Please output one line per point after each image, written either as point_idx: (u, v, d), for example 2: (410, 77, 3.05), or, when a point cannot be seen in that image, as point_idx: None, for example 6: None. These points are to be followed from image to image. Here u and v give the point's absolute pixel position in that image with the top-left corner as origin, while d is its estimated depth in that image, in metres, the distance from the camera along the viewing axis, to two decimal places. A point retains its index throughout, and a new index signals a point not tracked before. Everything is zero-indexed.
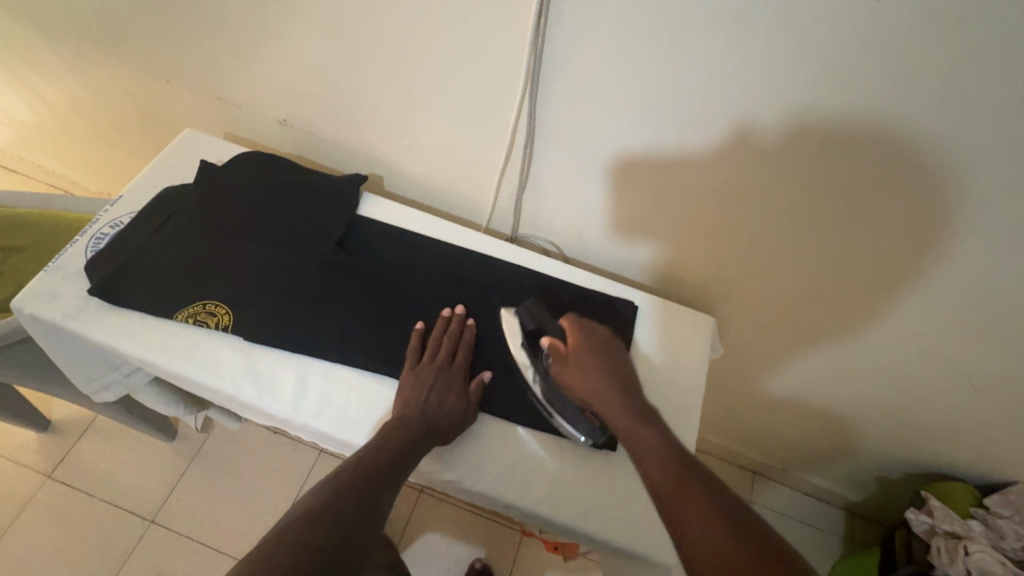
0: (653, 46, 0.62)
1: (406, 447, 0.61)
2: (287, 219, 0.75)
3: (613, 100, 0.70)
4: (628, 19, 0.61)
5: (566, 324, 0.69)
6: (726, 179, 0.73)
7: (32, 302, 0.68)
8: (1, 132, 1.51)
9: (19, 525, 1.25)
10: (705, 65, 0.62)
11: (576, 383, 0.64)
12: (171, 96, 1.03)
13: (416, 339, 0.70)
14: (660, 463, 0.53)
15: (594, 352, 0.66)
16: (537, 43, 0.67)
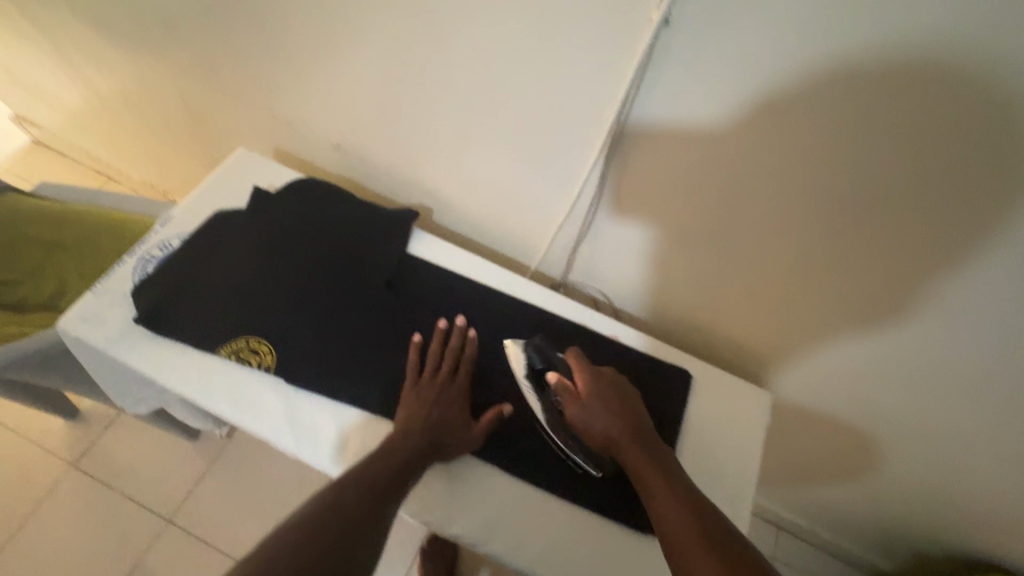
0: (745, 122, 0.58)
1: (411, 460, 0.60)
2: (339, 256, 0.73)
3: (689, 171, 0.66)
4: (723, 93, 0.57)
5: (570, 358, 0.66)
6: (799, 262, 0.68)
7: (77, 324, 0.67)
8: (54, 117, 1.53)
9: (41, 511, 1.27)
10: (800, 150, 0.57)
11: (583, 424, 0.60)
12: (225, 105, 1.01)
13: (414, 353, 0.68)
14: (681, 517, 0.49)
15: (602, 384, 0.63)
16: (625, 105, 0.63)
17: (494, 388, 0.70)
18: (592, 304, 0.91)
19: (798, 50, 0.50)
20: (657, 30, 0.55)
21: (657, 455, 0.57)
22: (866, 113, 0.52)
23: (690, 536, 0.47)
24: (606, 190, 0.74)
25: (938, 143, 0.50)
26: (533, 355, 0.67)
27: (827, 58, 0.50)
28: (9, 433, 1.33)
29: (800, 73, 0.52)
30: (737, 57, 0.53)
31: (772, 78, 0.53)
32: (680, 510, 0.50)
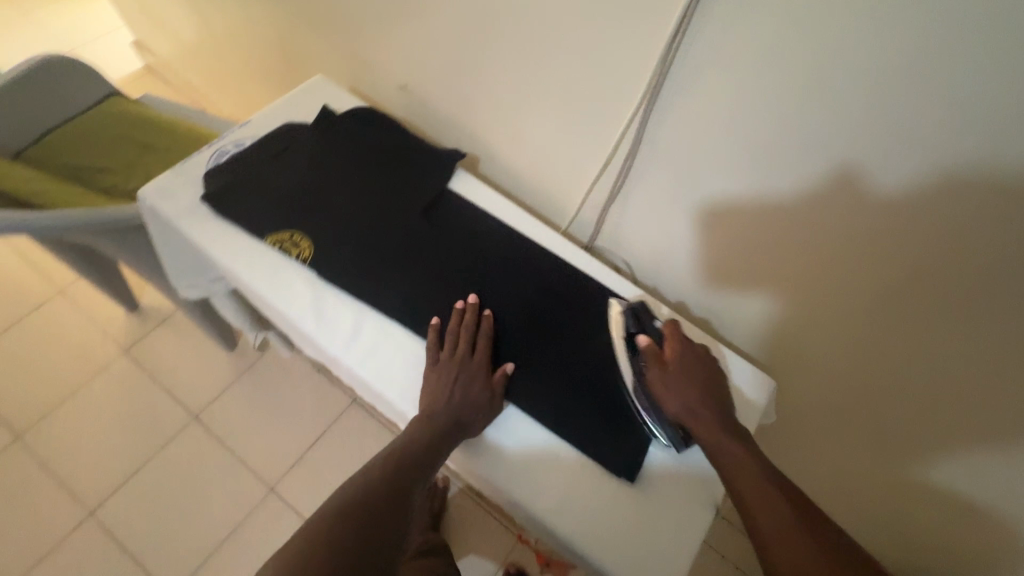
0: (813, 165, 0.64)
1: (434, 440, 0.63)
2: (387, 176, 0.80)
3: (772, 224, 0.72)
4: (801, 147, 0.63)
5: (666, 327, 0.68)
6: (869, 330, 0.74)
7: (156, 195, 0.76)
8: (167, 46, 1.70)
9: (91, 386, 1.40)
10: (869, 207, 0.63)
11: (663, 391, 0.64)
12: (312, 41, 1.11)
13: (433, 336, 0.69)
14: (765, 496, 0.54)
15: (689, 360, 0.66)
16: (665, 57, 0.66)
17: (503, 320, 0.74)
18: (615, 271, 0.94)
19: (874, 107, 0.56)
20: None
21: (733, 425, 0.62)
22: (925, 165, 0.57)
23: (774, 515, 0.53)
24: (640, 152, 0.77)
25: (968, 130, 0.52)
26: (630, 322, 0.70)
27: (896, 111, 0.55)
28: (75, 313, 1.48)
29: (869, 130, 0.58)
30: (816, 104, 0.59)
31: (850, 140, 0.60)
32: (756, 484, 0.56)
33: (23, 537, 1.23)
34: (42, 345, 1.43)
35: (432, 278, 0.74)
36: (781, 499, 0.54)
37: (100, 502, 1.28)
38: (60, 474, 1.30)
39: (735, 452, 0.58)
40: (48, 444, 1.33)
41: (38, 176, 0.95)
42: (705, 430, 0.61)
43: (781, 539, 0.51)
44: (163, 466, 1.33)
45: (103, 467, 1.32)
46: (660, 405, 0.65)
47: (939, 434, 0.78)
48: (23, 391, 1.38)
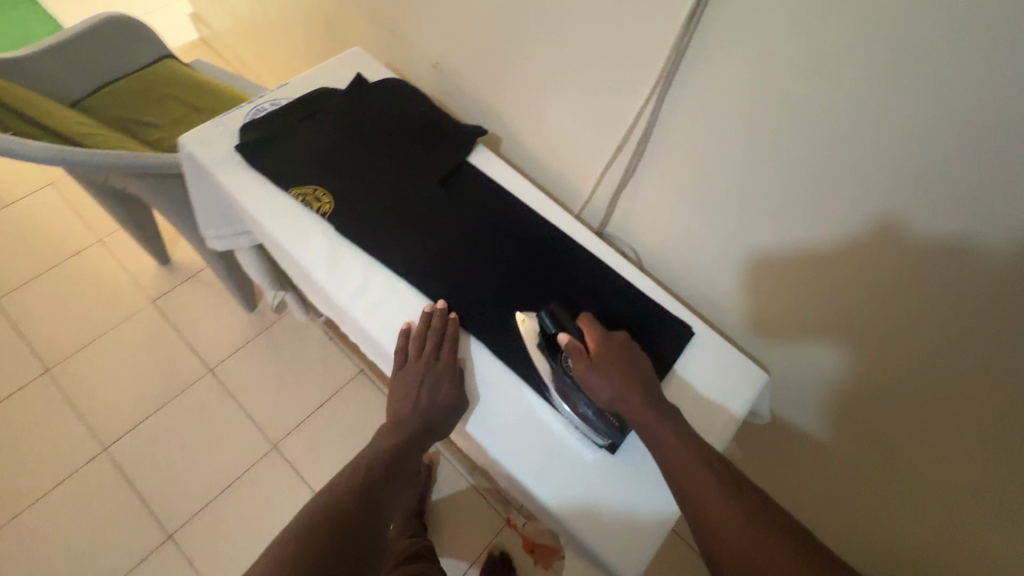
0: (852, 215, 0.67)
1: (403, 446, 0.69)
2: (409, 144, 0.84)
3: (809, 270, 0.76)
4: (840, 197, 0.67)
5: (583, 323, 0.70)
6: (892, 376, 0.77)
7: (194, 144, 0.81)
8: (221, 20, 1.79)
9: (117, 330, 1.47)
10: (900, 259, 0.66)
11: (593, 383, 0.65)
12: (355, 18, 1.16)
13: (402, 341, 0.72)
14: (704, 485, 0.56)
15: (614, 351, 0.67)
16: (683, 36, 0.67)
17: (506, 288, 0.77)
18: (622, 257, 0.97)
19: (912, 161, 0.59)
20: None
21: (665, 411, 0.63)
22: (957, 221, 0.59)
23: (715, 504, 0.54)
24: (653, 139, 0.79)
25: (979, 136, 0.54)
26: (548, 321, 0.71)
27: (932, 163, 0.58)
28: (110, 261, 1.56)
29: (906, 183, 0.61)
30: (855, 150, 0.62)
31: (888, 193, 0.63)
32: (693, 473, 0.57)
33: (41, 463, 1.30)
34: (77, 288, 1.51)
35: (443, 243, 0.78)
36: (708, 477, 0.56)
37: (114, 439, 1.35)
38: (80, 408, 1.37)
39: (666, 437, 0.60)
40: (72, 379, 1.40)
41: (91, 123, 1.02)
42: (637, 417, 0.63)
43: (722, 520, 0.53)
44: (176, 412, 1.40)
45: (121, 407, 1.38)
46: (592, 397, 0.66)
47: (928, 438, 0.78)
48: (55, 327, 1.46)
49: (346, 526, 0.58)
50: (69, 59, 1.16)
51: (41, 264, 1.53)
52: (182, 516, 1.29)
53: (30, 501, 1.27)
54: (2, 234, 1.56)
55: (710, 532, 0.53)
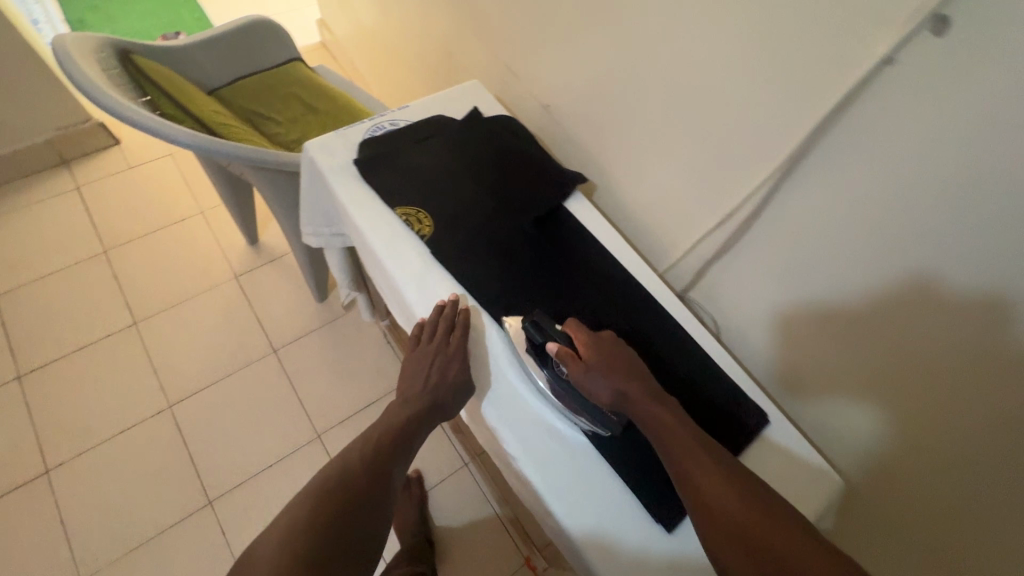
0: (884, 264, 0.64)
1: (413, 421, 0.74)
2: (513, 181, 0.87)
3: (841, 326, 0.72)
4: (878, 245, 0.64)
5: (568, 328, 0.72)
6: (918, 460, 0.69)
7: (317, 149, 0.88)
8: (347, 30, 1.94)
9: (201, 297, 1.58)
10: (930, 316, 0.61)
11: (589, 386, 0.67)
12: (477, 50, 1.22)
13: (416, 329, 0.77)
14: (705, 469, 0.58)
15: (604, 350, 0.70)
16: (812, 134, 0.65)
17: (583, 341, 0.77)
18: (700, 326, 0.93)
19: (959, 209, 0.55)
20: (877, 67, 0.57)
21: (663, 401, 0.65)
22: (996, 280, 0.54)
23: (711, 482, 0.57)
24: (759, 222, 0.77)
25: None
26: (534, 333, 0.72)
27: (981, 213, 0.53)
28: (207, 232, 1.69)
29: (949, 235, 0.57)
30: (902, 192, 0.59)
31: (928, 246, 0.59)
32: (692, 455, 0.59)
33: (111, 407, 1.41)
34: (174, 251, 1.64)
35: (529, 282, 0.80)
36: (706, 462, 0.59)
37: (179, 398, 1.44)
38: (155, 363, 1.47)
39: (664, 423, 0.63)
40: (153, 335, 1.51)
41: (224, 113, 1.12)
42: (636, 409, 0.65)
43: (722, 513, 0.55)
44: (237, 384, 1.47)
45: (190, 370, 1.48)
46: (591, 398, 0.68)
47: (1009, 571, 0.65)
48: (149, 285, 1.58)
49: (355, 497, 0.65)
50: (216, 51, 1.28)
51: (149, 225, 1.68)
52: (223, 486, 1.35)
53: (96, 441, 1.36)
54: (123, 192, 1.72)
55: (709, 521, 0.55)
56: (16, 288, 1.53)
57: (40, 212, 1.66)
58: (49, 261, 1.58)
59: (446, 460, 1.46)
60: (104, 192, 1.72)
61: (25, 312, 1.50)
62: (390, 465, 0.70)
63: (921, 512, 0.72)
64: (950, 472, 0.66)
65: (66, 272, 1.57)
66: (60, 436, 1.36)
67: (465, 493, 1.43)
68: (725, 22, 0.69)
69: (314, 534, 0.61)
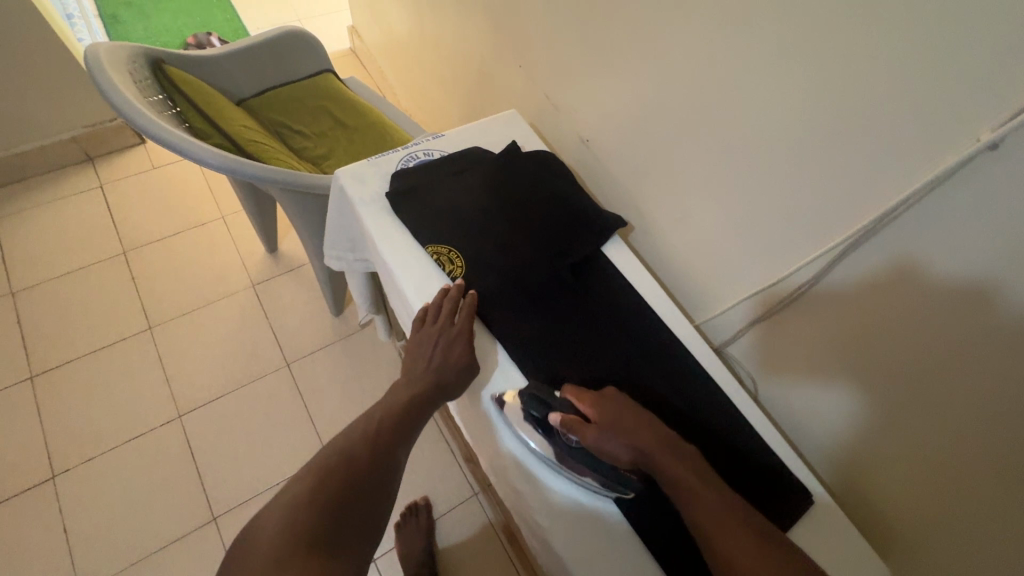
0: (863, 246, 0.65)
1: (416, 400, 0.73)
2: (550, 222, 0.83)
3: (824, 311, 0.72)
4: (860, 227, 0.64)
5: (568, 394, 0.68)
6: (881, 444, 0.70)
7: (348, 177, 0.85)
8: (378, 39, 1.91)
9: (216, 305, 1.56)
10: (910, 302, 0.62)
11: (608, 447, 0.63)
12: (514, 76, 1.19)
13: (421, 312, 0.76)
14: (729, 524, 0.55)
15: (610, 408, 0.65)
16: (883, 217, 0.61)
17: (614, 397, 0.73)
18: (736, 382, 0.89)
19: (947, 194, 0.55)
20: (978, 152, 0.52)
21: (683, 454, 0.61)
22: (979, 267, 0.54)
23: (736, 537, 0.54)
24: (815, 290, 0.72)
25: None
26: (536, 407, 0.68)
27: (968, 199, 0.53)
28: (227, 238, 1.67)
29: (933, 221, 0.57)
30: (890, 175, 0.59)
31: (909, 228, 0.59)
32: (716, 511, 0.56)
33: (121, 413, 1.39)
34: (193, 255, 1.63)
35: (563, 333, 0.76)
36: (730, 520, 0.55)
37: (189, 408, 1.42)
38: (167, 370, 1.45)
39: (688, 486, 0.58)
40: (167, 341, 1.49)
41: (253, 127, 1.09)
42: (659, 469, 0.60)
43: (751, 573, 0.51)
44: (248, 397, 1.45)
45: (202, 379, 1.46)
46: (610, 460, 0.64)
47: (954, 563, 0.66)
48: (165, 289, 1.57)
49: (360, 472, 0.64)
50: (248, 61, 1.26)
51: (169, 228, 1.66)
52: (228, 502, 1.32)
53: (104, 448, 1.34)
54: (146, 193, 1.71)
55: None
56: (34, 285, 1.52)
57: (63, 209, 1.66)
58: (68, 259, 1.57)
59: (456, 489, 1.42)
60: (126, 191, 1.71)
61: (41, 311, 1.49)
62: (391, 447, 0.69)
63: (878, 498, 0.73)
64: (908, 463, 0.67)
65: (84, 272, 1.56)
66: (68, 441, 1.34)
67: (473, 524, 1.38)
68: (789, 76, 0.65)
69: (319, 508, 0.58)
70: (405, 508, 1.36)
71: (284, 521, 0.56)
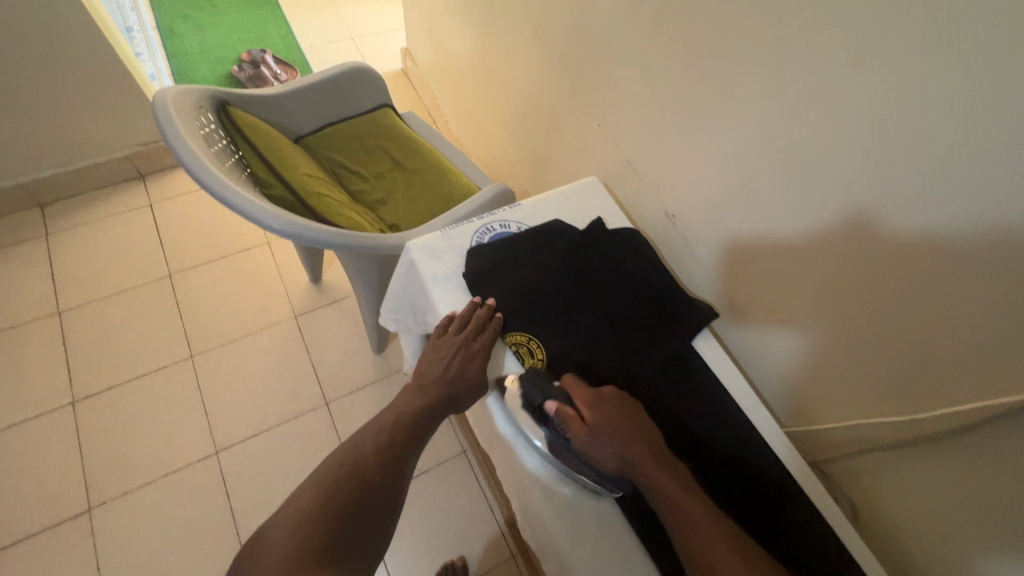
0: (828, 204, 0.69)
1: (427, 410, 0.71)
2: (637, 313, 0.77)
3: (918, 397, 0.65)
4: (826, 180, 0.68)
5: (568, 384, 0.65)
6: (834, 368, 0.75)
7: (420, 251, 0.79)
8: (433, 66, 1.87)
9: (259, 335, 1.53)
10: (870, 251, 0.65)
11: (593, 453, 0.60)
12: (589, 131, 1.13)
13: (445, 320, 0.74)
14: (703, 527, 0.54)
15: (605, 408, 0.63)
16: (900, 230, 0.61)
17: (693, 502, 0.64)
18: (838, 505, 0.77)
19: None
20: None
21: (667, 462, 0.59)
22: (913, 212, 0.59)
23: (712, 537, 0.53)
24: (960, 443, 0.61)
25: (985, 126, 0.51)
26: (534, 392, 0.65)
27: (921, 158, 0.57)
28: (272, 265, 1.64)
29: (884, 169, 0.61)
30: (856, 140, 0.63)
31: (870, 184, 0.63)
32: (691, 511, 0.55)
33: (159, 445, 1.36)
34: (237, 283, 1.60)
35: None
36: (710, 526, 0.54)
37: (227, 444, 1.38)
38: (207, 403, 1.43)
39: (666, 492, 0.56)
40: (208, 371, 1.47)
41: (316, 174, 1.05)
42: (645, 477, 0.57)
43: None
44: (287, 436, 1.41)
45: (241, 413, 1.43)
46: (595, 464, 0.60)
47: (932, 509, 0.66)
48: (209, 316, 1.54)
49: (369, 483, 0.62)
50: (310, 98, 1.22)
51: (215, 251, 1.64)
52: None
53: (140, 483, 1.32)
54: (195, 214, 1.70)
55: None
56: (81, 305, 1.52)
57: (112, 228, 1.65)
58: (115, 279, 1.56)
59: (494, 550, 1.35)
60: (175, 211, 1.70)
61: (86, 332, 1.48)
62: (400, 456, 0.67)
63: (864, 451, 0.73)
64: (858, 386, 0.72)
65: (130, 293, 1.55)
66: (106, 472, 1.32)
67: None
68: (943, 196, 0.56)
69: (328, 521, 0.57)
70: (442, 566, 1.30)
71: (291, 530, 0.55)
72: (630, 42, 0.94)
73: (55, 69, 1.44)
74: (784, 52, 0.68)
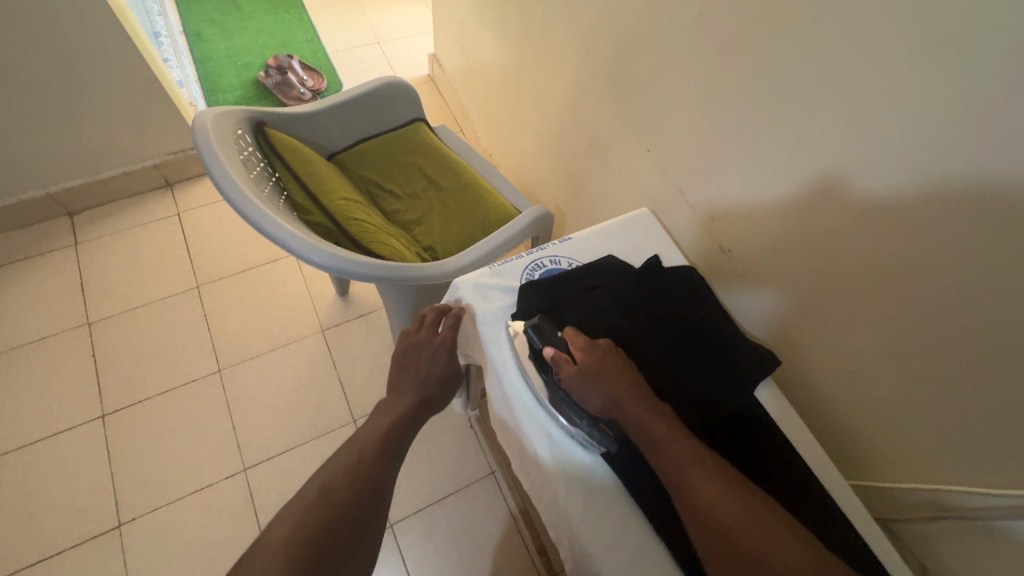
0: (801, 173, 0.74)
1: (408, 418, 0.74)
2: (698, 360, 0.73)
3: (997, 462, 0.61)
4: (800, 150, 0.73)
5: (567, 334, 0.67)
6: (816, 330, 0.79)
7: (468, 288, 0.77)
8: (462, 75, 1.84)
9: (286, 350, 1.52)
10: (836, 215, 0.71)
11: (583, 392, 0.62)
12: (633, 154, 1.09)
13: (405, 334, 0.80)
14: (691, 466, 0.55)
15: (598, 355, 0.64)
16: (864, 191, 0.66)
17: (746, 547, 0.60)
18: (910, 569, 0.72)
19: None
20: None
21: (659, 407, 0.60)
22: (870, 171, 0.64)
23: (702, 475, 0.54)
24: None
25: (941, 93, 0.55)
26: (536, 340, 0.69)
27: (888, 128, 0.61)
28: (299, 278, 1.63)
29: (846, 139, 0.66)
30: (823, 101, 0.67)
31: (839, 151, 0.67)
32: (679, 451, 0.56)
33: (187, 461, 1.36)
34: (265, 295, 1.59)
35: None
36: (698, 465, 0.55)
37: (254, 461, 1.37)
38: (234, 418, 1.42)
39: (659, 435, 0.57)
40: (235, 386, 1.45)
41: (351, 198, 1.01)
42: (632, 418, 0.59)
43: (724, 518, 0.51)
44: (313, 456, 1.39)
45: (268, 430, 1.41)
46: (585, 402, 0.62)
47: None
48: (236, 329, 1.53)
49: (347, 509, 0.61)
50: (343, 114, 1.19)
51: (242, 263, 1.63)
52: None
53: (169, 499, 1.31)
54: (223, 224, 1.69)
55: (712, 531, 0.51)
56: (110, 317, 1.51)
57: (139, 238, 1.64)
58: (142, 291, 1.56)
59: None
60: (202, 221, 1.69)
61: (116, 344, 1.48)
62: (377, 473, 0.66)
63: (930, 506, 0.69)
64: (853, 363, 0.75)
65: (158, 305, 1.54)
66: (134, 488, 1.31)
67: None
68: (906, 158, 0.60)
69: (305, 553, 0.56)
70: None
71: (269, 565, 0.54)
72: (681, 67, 0.90)
73: (82, 79, 1.43)
74: (847, 80, 0.64)
